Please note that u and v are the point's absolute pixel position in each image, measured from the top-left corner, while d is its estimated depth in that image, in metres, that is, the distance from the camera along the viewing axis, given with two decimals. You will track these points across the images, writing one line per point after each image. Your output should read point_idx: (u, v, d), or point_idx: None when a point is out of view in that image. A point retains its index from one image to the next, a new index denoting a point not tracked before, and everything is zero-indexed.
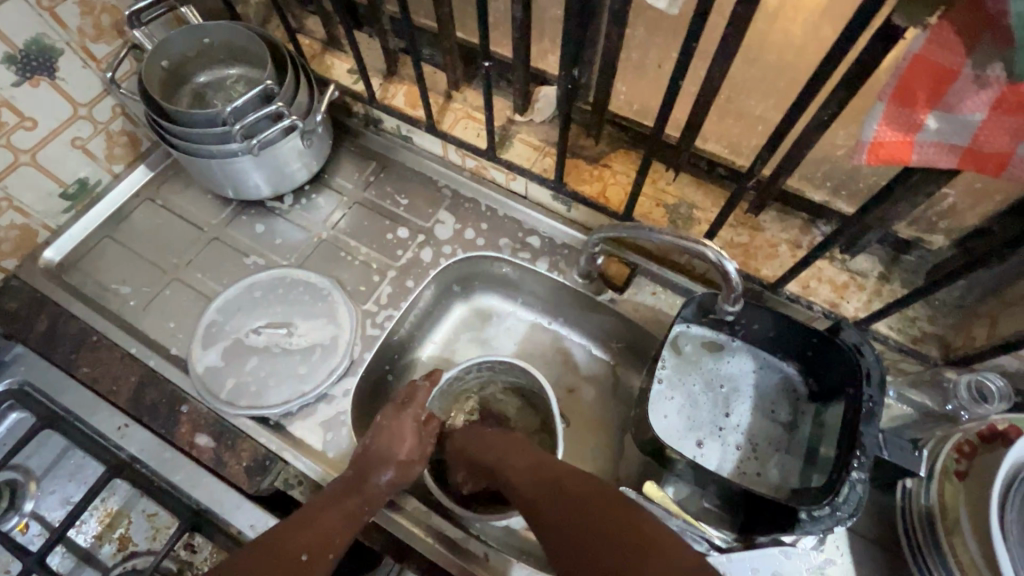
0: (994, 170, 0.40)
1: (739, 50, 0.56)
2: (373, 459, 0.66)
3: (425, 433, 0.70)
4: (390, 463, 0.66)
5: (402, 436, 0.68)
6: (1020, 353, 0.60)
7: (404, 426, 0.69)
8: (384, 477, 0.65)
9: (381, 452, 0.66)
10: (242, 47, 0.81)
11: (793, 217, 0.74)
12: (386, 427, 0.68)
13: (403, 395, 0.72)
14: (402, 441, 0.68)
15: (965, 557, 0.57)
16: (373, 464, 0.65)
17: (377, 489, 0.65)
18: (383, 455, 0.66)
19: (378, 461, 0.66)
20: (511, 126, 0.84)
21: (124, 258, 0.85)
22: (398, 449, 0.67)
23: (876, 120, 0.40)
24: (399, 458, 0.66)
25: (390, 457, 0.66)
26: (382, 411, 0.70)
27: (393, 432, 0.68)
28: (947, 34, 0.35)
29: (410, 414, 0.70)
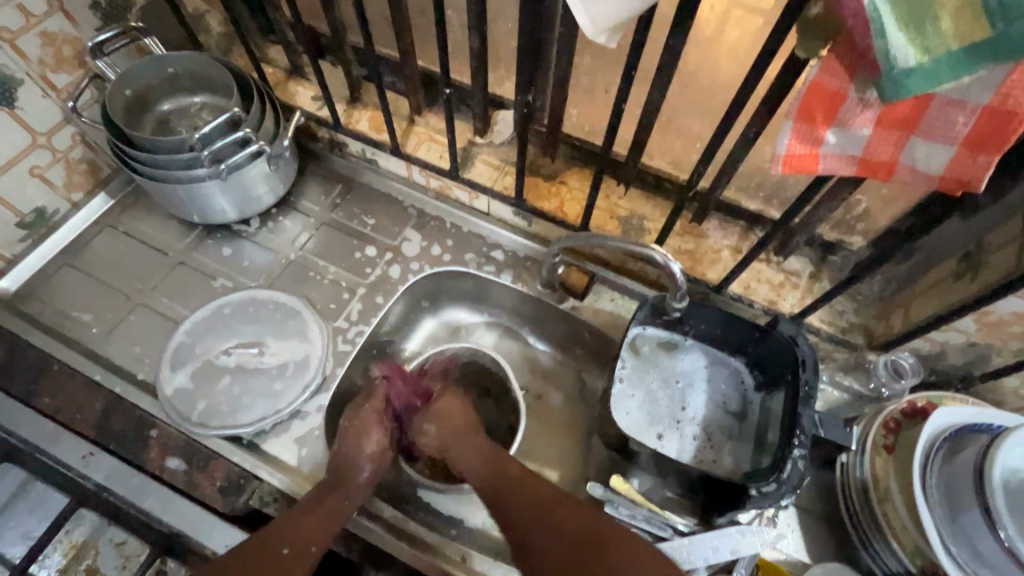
0: (884, 174, 0.47)
1: (673, 77, 0.63)
2: (347, 462, 0.69)
3: (385, 422, 0.75)
4: (363, 460, 0.70)
5: (366, 430, 0.73)
6: (930, 336, 0.68)
7: (366, 419, 0.74)
8: (362, 473, 0.69)
9: (349, 454, 0.70)
10: (206, 76, 0.83)
11: (733, 225, 0.81)
12: (348, 429, 0.72)
13: (364, 396, 0.78)
14: (366, 434, 0.72)
15: (896, 522, 0.64)
16: (347, 465, 0.69)
17: (358, 483, 0.68)
18: (354, 455, 0.70)
19: (351, 461, 0.69)
20: (472, 147, 0.89)
21: (86, 285, 0.84)
22: (363, 442, 0.71)
23: (786, 135, 0.46)
24: (368, 452, 0.71)
25: (360, 454, 0.70)
26: (343, 415, 0.75)
27: (357, 429, 0.72)
28: (832, 63, 0.42)
29: (368, 410, 0.75)
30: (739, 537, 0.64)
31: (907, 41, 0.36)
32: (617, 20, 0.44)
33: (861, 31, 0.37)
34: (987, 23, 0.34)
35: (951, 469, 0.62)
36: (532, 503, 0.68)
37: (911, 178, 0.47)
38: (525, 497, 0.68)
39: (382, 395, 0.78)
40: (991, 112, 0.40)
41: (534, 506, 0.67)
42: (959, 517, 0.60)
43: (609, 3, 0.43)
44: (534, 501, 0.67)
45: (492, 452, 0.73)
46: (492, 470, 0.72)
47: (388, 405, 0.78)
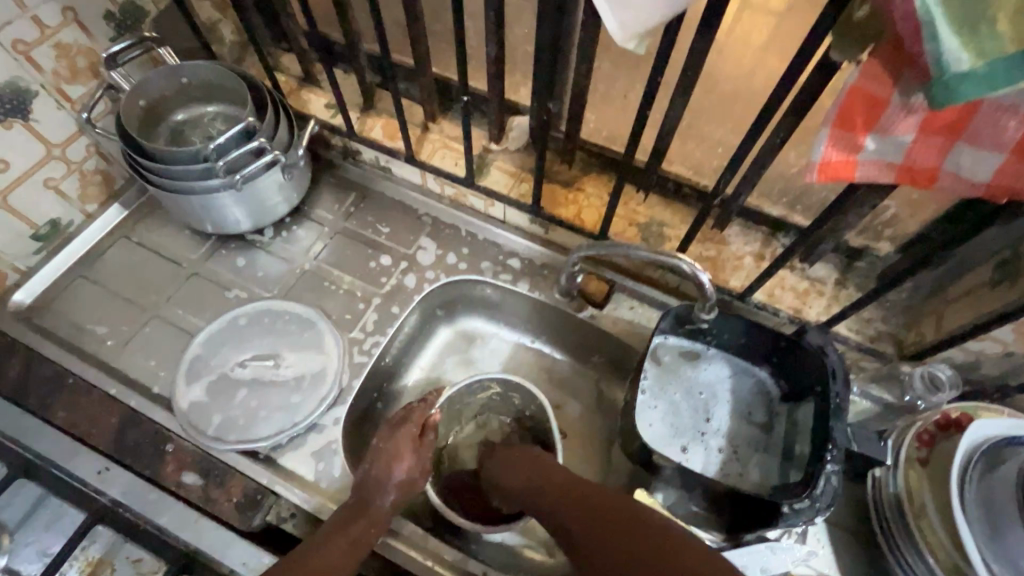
0: (926, 182, 0.46)
1: (697, 82, 0.61)
2: (374, 486, 0.67)
3: (421, 448, 0.71)
4: (390, 487, 0.67)
5: (399, 454, 0.69)
6: (965, 345, 0.66)
7: (401, 444, 0.70)
8: (388, 499, 0.67)
9: (376, 479, 0.67)
10: (220, 85, 0.83)
11: (755, 231, 0.80)
12: (383, 454, 0.69)
13: (400, 415, 0.73)
14: (399, 459, 0.69)
15: (933, 538, 0.62)
16: (376, 488, 0.67)
17: (382, 510, 0.66)
18: (382, 480, 0.68)
19: (378, 487, 0.67)
20: (487, 154, 0.87)
21: (100, 297, 0.84)
22: (393, 468, 0.68)
23: (823, 142, 0.45)
24: (397, 479, 0.68)
25: (389, 480, 0.68)
26: (377, 434, 0.72)
27: (389, 452, 0.69)
28: (874, 68, 0.40)
29: (406, 432, 0.71)
30: (769, 554, 0.66)
31: (960, 45, 0.34)
32: (648, 26, 0.43)
33: (910, 37, 0.35)
34: None
35: (990, 484, 0.60)
36: (581, 505, 0.61)
37: (954, 186, 0.45)
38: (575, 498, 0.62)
39: (422, 417, 0.72)
40: None
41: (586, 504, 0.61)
42: (1002, 536, 0.57)
43: (640, 9, 0.41)
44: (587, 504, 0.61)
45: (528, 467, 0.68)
46: (546, 482, 0.65)
47: (426, 428, 0.72)
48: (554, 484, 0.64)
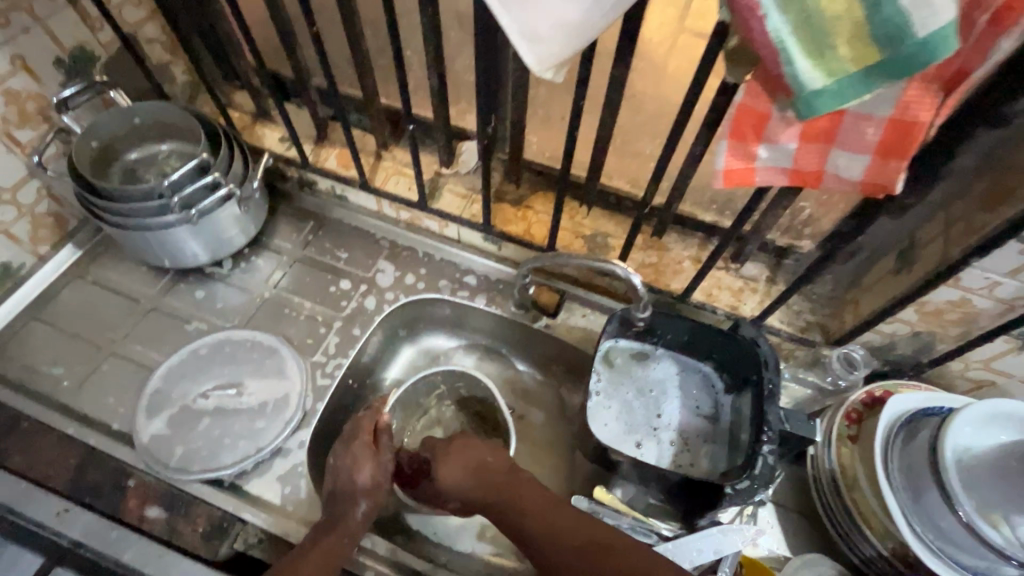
0: (814, 183, 0.52)
1: (620, 104, 0.67)
2: (342, 497, 0.69)
3: (380, 454, 0.73)
4: (360, 496, 0.70)
5: (359, 463, 0.71)
6: (880, 328, 0.73)
7: (358, 453, 0.72)
8: (360, 508, 0.69)
9: (346, 489, 0.70)
10: (173, 124, 0.85)
11: (692, 236, 0.86)
12: (350, 467, 0.71)
13: (352, 428, 0.75)
14: (360, 468, 0.71)
15: (865, 508, 0.67)
16: (345, 500, 0.69)
17: (355, 521, 0.68)
18: (351, 490, 0.70)
19: (348, 498, 0.69)
20: (439, 178, 0.92)
21: (56, 338, 0.84)
22: (357, 477, 0.70)
23: (723, 153, 0.51)
24: (363, 486, 0.70)
25: (354, 489, 0.70)
26: (334, 451, 0.73)
27: (350, 463, 0.71)
28: (756, 89, 0.46)
29: (361, 441, 0.73)
30: (722, 537, 0.67)
31: (813, 67, 0.40)
32: (564, 57, 0.47)
33: (772, 61, 0.41)
34: (878, 48, 0.38)
35: (910, 452, 0.66)
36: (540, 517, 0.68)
37: (837, 185, 0.51)
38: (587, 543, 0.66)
39: (371, 424, 0.74)
40: (894, 123, 0.45)
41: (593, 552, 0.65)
42: (923, 498, 0.63)
43: (554, 40, 0.45)
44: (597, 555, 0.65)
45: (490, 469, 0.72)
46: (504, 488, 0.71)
47: (379, 433, 0.75)
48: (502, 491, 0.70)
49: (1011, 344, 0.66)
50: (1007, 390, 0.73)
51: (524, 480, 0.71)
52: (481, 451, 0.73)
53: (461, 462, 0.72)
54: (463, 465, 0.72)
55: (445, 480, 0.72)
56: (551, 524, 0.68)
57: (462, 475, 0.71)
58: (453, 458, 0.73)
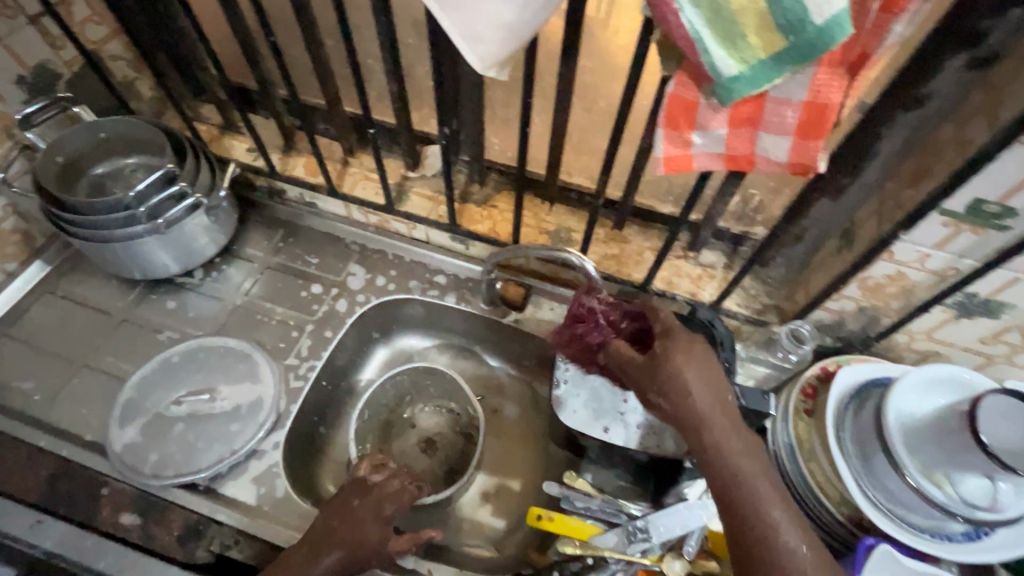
0: (748, 166, 0.55)
1: (570, 101, 0.71)
2: (320, 543, 0.66)
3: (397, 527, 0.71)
4: (337, 547, 0.66)
5: (365, 519, 0.69)
6: (828, 306, 0.77)
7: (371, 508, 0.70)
8: (327, 560, 0.65)
9: (335, 527, 0.68)
10: (138, 137, 0.86)
11: (652, 228, 0.89)
12: (341, 509, 0.70)
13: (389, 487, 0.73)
14: (365, 523, 0.68)
15: (822, 476, 0.71)
16: (321, 545, 0.66)
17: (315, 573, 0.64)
18: (334, 537, 0.67)
19: (322, 544, 0.66)
20: (405, 182, 0.94)
21: (26, 353, 0.84)
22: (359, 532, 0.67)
23: (661, 142, 0.54)
24: (354, 538, 0.67)
25: (341, 540, 0.67)
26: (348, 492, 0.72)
27: (354, 517, 0.69)
28: (684, 79, 0.49)
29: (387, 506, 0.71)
30: (687, 513, 0.69)
31: (727, 56, 0.43)
32: (502, 57, 0.50)
33: (691, 52, 0.44)
34: (782, 35, 0.42)
35: (859, 421, 0.69)
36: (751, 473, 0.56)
37: (768, 167, 0.54)
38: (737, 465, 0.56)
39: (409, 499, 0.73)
40: (810, 106, 0.48)
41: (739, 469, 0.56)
42: (872, 463, 0.66)
43: (489, 40, 0.48)
44: (737, 482, 0.56)
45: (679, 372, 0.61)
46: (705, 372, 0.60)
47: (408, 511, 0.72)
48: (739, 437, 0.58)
49: (948, 313, 0.70)
50: (951, 358, 0.77)
51: (719, 398, 0.59)
52: (714, 376, 0.60)
53: (706, 373, 0.60)
54: (704, 371, 0.60)
55: (676, 372, 0.60)
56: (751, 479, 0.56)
57: (697, 379, 0.59)
58: (688, 355, 0.61)
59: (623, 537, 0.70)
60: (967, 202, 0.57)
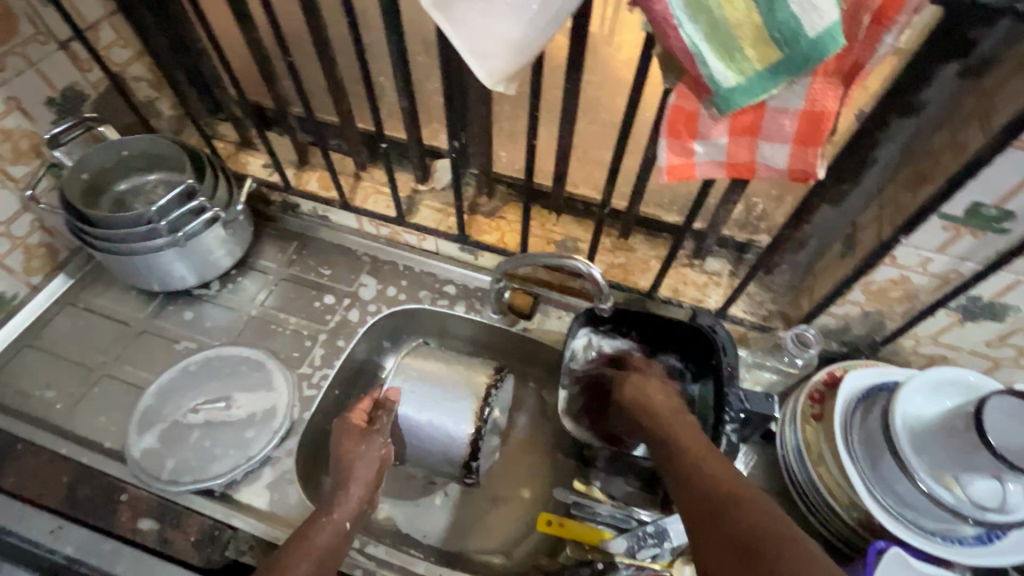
0: (748, 174, 0.57)
1: (575, 115, 0.73)
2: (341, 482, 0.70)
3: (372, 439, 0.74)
4: (355, 484, 0.70)
5: (352, 450, 0.72)
6: (832, 311, 0.78)
7: (349, 441, 0.73)
8: (353, 494, 0.69)
9: (344, 476, 0.71)
10: (159, 154, 0.90)
11: (657, 237, 0.91)
12: (349, 457, 0.71)
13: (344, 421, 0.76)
14: (353, 451, 0.72)
15: (831, 481, 0.71)
16: (343, 485, 0.70)
17: (349, 506, 0.68)
18: (348, 474, 0.71)
19: (343, 484, 0.70)
20: (416, 195, 0.97)
21: (48, 363, 0.87)
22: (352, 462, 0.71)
23: (664, 151, 0.56)
24: (360, 471, 0.71)
25: (355, 478, 0.71)
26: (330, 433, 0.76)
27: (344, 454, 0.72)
28: (684, 91, 0.51)
29: (349, 428, 0.75)
30: None
31: (725, 67, 0.46)
32: (509, 72, 0.52)
33: (691, 65, 0.46)
34: (777, 47, 0.44)
35: (867, 424, 0.69)
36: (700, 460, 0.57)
37: (768, 174, 0.56)
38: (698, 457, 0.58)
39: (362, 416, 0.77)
40: (807, 113, 0.50)
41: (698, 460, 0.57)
42: (881, 466, 0.66)
43: (496, 56, 0.51)
44: (697, 481, 0.55)
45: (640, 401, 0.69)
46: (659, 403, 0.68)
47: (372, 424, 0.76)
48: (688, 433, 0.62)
49: (952, 317, 0.71)
50: (958, 363, 0.77)
51: (674, 412, 0.67)
52: (659, 392, 0.70)
53: (649, 389, 0.71)
54: (661, 390, 0.71)
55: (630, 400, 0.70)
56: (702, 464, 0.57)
57: (656, 397, 0.69)
58: (634, 387, 0.72)
59: (633, 542, 0.70)
60: (966, 205, 0.59)
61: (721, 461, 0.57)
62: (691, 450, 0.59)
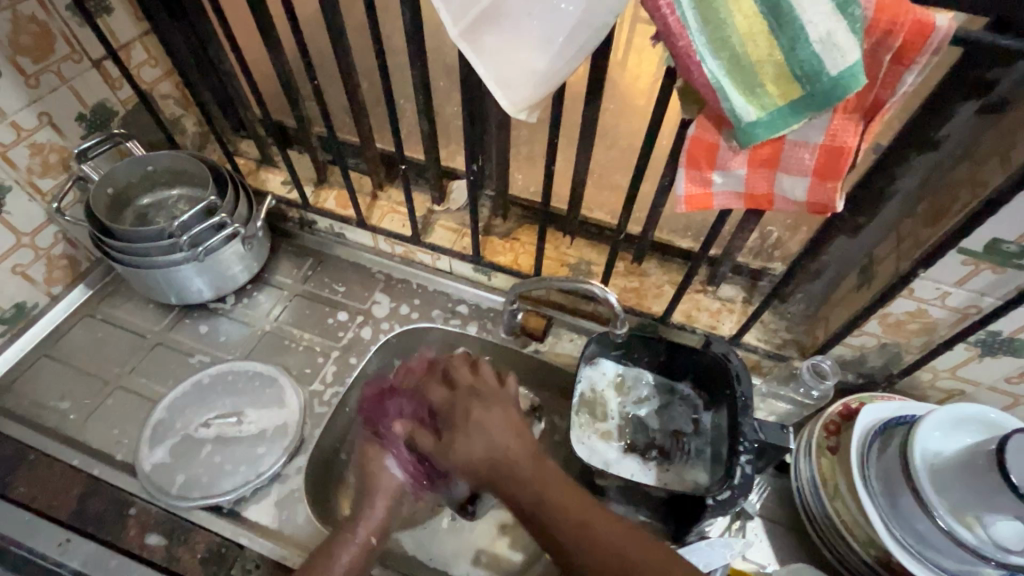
0: (766, 205, 0.58)
1: (593, 141, 0.74)
2: (368, 489, 0.74)
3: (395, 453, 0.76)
4: (381, 494, 0.73)
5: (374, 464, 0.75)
6: (848, 342, 0.77)
7: (370, 454, 0.76)
8: (377, 506, 0.73)
9: (367, 488, 0.74)
10: (182, 171, 0.91)
11: (671, 262, 0.91)
12: (372, 470, 0.74)
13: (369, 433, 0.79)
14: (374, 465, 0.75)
15: (847, 515, 0.70)
16: (368, 496, 0.73)
17: (372, 519, 0.72)
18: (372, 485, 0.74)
19: (368, 493, 0.73)
20: (431, 215, 0.98)
21: (64, 373, 0.87)
22: (376, 475, 0.74)
23: (682, 180, 0.57)
24: (383, 485, 0.74)
25: (380, 487, 0.74)
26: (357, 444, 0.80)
27: (368, 467, 0.75)
28: (705, 123, 0.52)
29: (369, 440, 0.78)
30: (710, 549, 0.69)
31: (746, 103, 0.46)
32: (532, 101, 0.53)
33: (713, 99, 0.47)
34: (799, 85, 0.44)
35: (885, 458, 0.68)
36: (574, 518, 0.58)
37: (786, 206, 0.57)
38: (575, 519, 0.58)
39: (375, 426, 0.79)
40: (827, 149, 0.50)
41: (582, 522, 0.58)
42: (899, 503, 0.65)
43: (522, 86, 0.52)
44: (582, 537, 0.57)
45: (484, 449, 0.64)
46: (518, 453, 0.63)
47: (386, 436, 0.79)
48: (556, 484, 0.61)
49: (972, 351, 0.70)
50: (977, 398, 0.76)
51: (527, 448, 0.64)
52: (497, 421, 0.66)
53: (488, 420, 0.66)
54: (494, 428, 0.65)
55: (459, 438, 0.66)
56: (588, 527, 0.57)
57: (498, 443, 0.64)
58: (475, 416, 0.66)
59: None
60: (984, 241, 0.59)
61: (589, 510, 0.59)
62: (560, 498, 0.60)
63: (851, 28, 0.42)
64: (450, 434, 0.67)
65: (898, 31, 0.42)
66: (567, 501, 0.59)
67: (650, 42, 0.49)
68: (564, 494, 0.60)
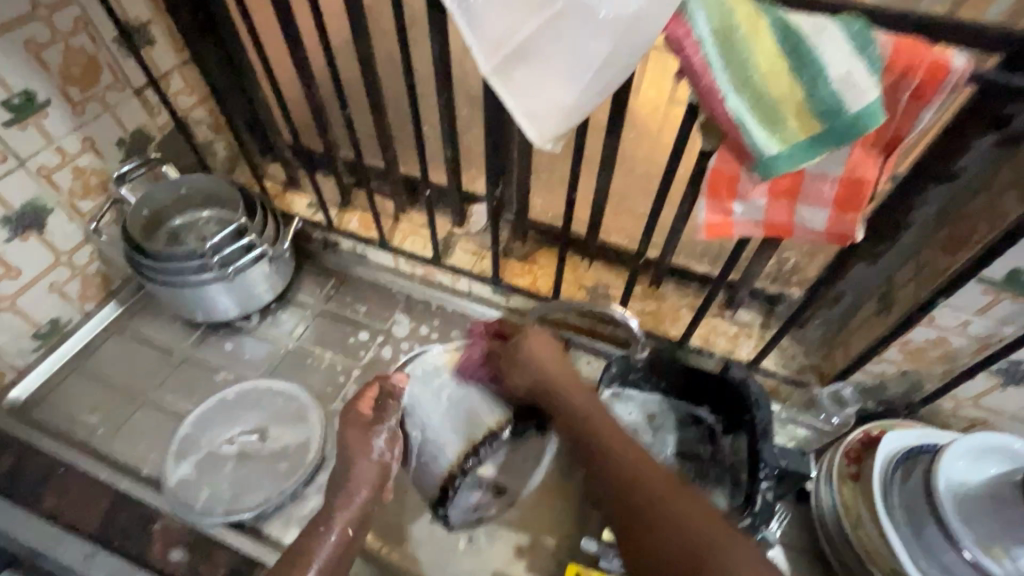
0: (785, 234, 0.59)
1: (613, 168, 0.76)
2: (348, 480, 0.67)
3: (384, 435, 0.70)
4: (362, 485, 0.67)
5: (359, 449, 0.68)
6: (868, 369, 0.77)
7: (358, 433, 0.69)
8: (358, 495, 0.66)
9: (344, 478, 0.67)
10: (214, 193, 0.95)
11: (688, 286, 0.92)
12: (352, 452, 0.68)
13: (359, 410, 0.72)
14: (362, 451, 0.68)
15: (870, 545, 0.69)
16: (348, 484, 0.67)
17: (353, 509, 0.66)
18: (352, 473, 0.67)
19: (348, 483, 0.67)
20: (451, 237, 1.00)
21: (94, 388, 0.90)
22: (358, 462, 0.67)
23: (703, 209, 0.58)
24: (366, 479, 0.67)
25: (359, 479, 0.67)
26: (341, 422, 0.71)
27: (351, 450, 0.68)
28: (725, 154, 0.53)
29: (353, 422, 0.70)
30: None
31: (767, 136, 0.48)
32: (559, 132, 0.55)
33: (735, 133, 0.48)
34: (818, 121, 0.46)
35: (908, 486, 0.67)
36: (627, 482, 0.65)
37: (805, 235, 0.58)
38: (658, 493, 0.62)
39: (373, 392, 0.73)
40: (846, 181, 0.52)
41: (660, 500, 0.62)
42: (924, 533, 0.64)
43: (549, 119, 0.54)
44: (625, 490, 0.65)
45: (556, 376, 0.77)
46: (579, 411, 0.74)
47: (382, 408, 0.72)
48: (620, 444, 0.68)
49: (994, 380, 0.70)
50: (1000, 427, 0.76)
51: (593, 401, 0.74)
52: (555, 358, 0.78)
53: (549, 354, 0.79)
54: (546, 351, 0.78)
55: (520, 363, 0.79)
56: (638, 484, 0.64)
57: (552, 364, 0.78)
58: (530, 347, 0.79)
59: None
60: (1004, 271, 0.59)
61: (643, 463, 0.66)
62: (618, 457, 0.67)
63: (869, 69, 0.44)
64: (513, 356, 0.80)
65: (916, 71, 0.44)
66: (629, 467, 0.66)
67: (673, 78, 0.51)
68: (619, 435, 0.70)
